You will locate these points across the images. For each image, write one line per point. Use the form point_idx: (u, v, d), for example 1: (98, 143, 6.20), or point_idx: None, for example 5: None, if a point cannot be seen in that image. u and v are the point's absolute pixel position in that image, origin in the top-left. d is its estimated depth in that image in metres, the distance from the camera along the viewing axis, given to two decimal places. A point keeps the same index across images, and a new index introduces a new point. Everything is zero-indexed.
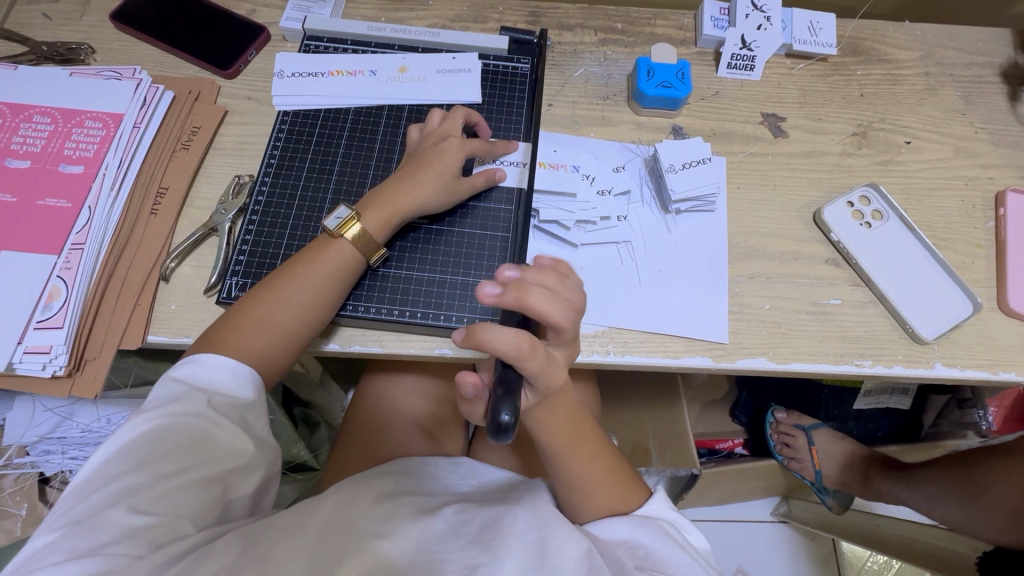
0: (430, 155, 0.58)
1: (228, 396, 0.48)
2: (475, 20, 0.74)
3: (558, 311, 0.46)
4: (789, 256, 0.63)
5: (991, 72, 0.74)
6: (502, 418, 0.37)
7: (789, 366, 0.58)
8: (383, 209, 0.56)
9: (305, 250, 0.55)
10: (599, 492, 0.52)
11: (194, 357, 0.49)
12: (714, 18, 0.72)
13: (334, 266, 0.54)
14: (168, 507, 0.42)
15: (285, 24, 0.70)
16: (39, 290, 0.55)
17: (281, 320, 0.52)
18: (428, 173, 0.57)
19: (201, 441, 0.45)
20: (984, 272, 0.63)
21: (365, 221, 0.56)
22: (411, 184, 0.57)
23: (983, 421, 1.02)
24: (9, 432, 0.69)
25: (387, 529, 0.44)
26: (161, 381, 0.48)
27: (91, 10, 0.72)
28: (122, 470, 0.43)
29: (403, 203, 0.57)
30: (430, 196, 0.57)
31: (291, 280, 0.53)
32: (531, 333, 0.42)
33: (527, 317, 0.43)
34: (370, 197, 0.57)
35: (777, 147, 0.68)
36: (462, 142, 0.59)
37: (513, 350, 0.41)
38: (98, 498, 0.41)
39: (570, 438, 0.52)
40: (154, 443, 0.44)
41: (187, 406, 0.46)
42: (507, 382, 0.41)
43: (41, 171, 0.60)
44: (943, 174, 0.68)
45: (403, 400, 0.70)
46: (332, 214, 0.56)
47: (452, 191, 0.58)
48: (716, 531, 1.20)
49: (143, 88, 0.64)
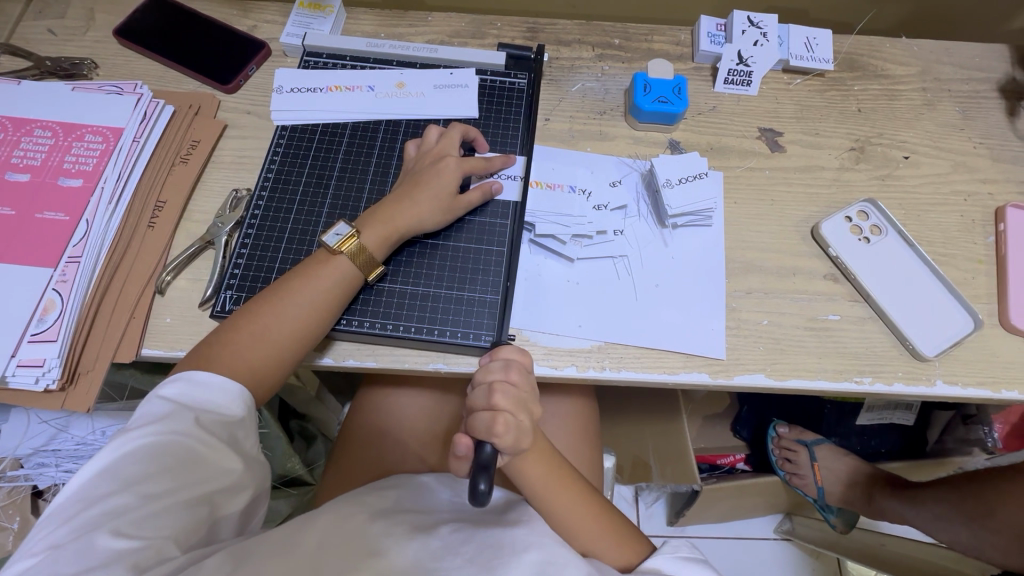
0: (427, 174, 0.59)
1: (215, 414, 0.48)
2: (474, 35, 0.75)
3: (534, 389, 0.50)
4: (787, 271, 0.62)
5: (988, 88, 0.74)
6: (479, 487, 0.43)
7: (787, 383, 0.57)
8: (381, 226, 0.56)
9: (301, 266, 0.55)
10: (591, 542, 0.51)
11: (182, 375, 0.49)
12: (711, 34, 0.73)
13: (333, 282, 0.54)
14: (153, 529, 0.42)
15: (286, 39, 0.71)
16: (34, 303, 0.55)
17: (277, 334, 0.52)
18: (425, 193, 0.58)
19: (188, 462, 0.45)
20: (985, 288, 0.62)
21: (365, 238, 0.56)
22: (410, 203, 0.57)
23: (988, 438, 0.99)
24: (3, 444, 0.69)
25: (384, 550, 0.43)
26: (148, 400, 0.47)
27: (96, 26, 0.73)
28: (105, 492, 0.42)
29: (401, 220, 0.57)
30: (427, 214, 0.58)
31: (289, 294, 0.53)
32: (512, 417, 0.46)
33: (508, 402, 0.47)
34: (369, 214, 0.58)
35: (775, 162, 0.68)
36: (459, 160, 0.59)
37: (493, 434, 0.45)
38: (81, 522, 0.40)
39: (554, 483, 0.52)
40: (138, 464, 0.44)
41: (174, 425, 0.45)
42: (493, 456, 0.45)
43: (41, 184, 0.60)
44: (942, 189, 0.67)
45: (399, 415, 0.69)
46: (332, 230, 0.56)
47: (449, 209, 0.59)
48: (718, 548, 1.18)
49: (143, 103, 0.65)
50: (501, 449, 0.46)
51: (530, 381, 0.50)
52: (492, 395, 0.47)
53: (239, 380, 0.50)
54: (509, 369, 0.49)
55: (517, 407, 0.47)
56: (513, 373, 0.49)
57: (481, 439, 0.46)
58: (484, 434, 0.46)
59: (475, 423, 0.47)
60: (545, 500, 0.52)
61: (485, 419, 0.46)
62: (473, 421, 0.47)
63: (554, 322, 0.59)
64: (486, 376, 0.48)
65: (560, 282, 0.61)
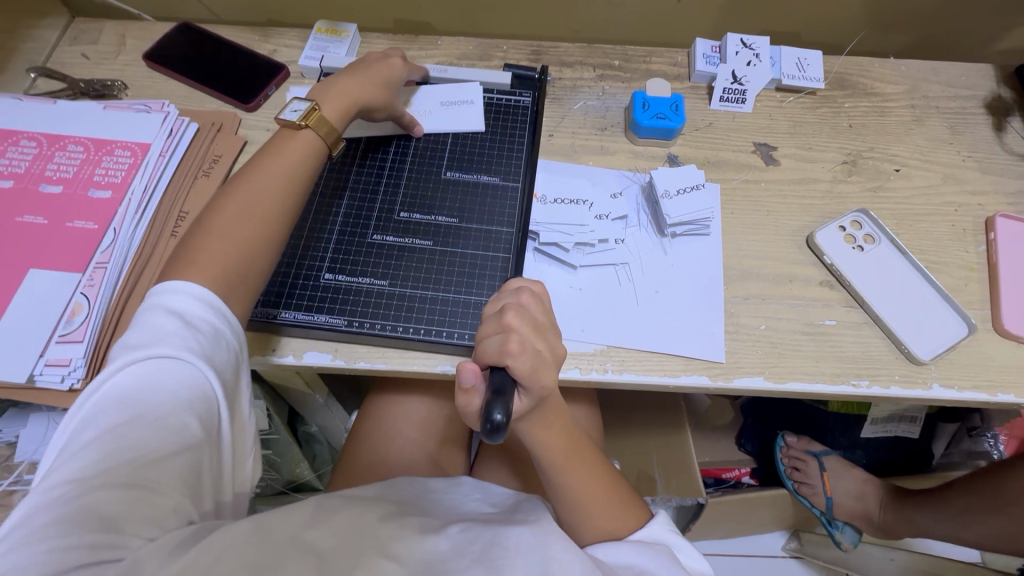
0: (375, 64, 0.66)
1: (214, 362, 0.46)
2: (480, 58, 0.79)
3: (553, 321, 0.48)
4: (784, 279, 0.64)
5: (975, 104, 0.77)
6: (495, 417, 0.38)
7: (786, 386, 0.59)
8: (337, 104, 0.61)
9: (266, 152, 0.57)
10: (588, 513, 0.53)
11: (178, 306, 0.47)
12: (706, 55, 0.76)
13: (293, 158, 0.57)
14: (160, 477, 0.40)
15: (304, 62, 0.76)
16: (63, 305, 0.58)
17: (247, 215, 0.53)
18: (373, 71, 0.65)
19: (190, 409, 0.43)
20: (978, 294, 0.64)
21: (324, 110, 0.60)
22: (359, 81, 0.63)
23: (993, 449, 1.02)
24: (23, 447, 0.70)
25: (395, 549, 0.44)
26: (145, 340, 0.45)
27: (126, 50, 0.78)
28: (110, 433, 0.41)
29: (357, 97, 0.62)
30: (375, 94, 0.64)
31: (256, 178, 0.55)
32: (526, 338, 0.44)
33: (523, 322, 0.45)
34: (321, 95, 0.62)
35: (769, 174, 0.71)
36: (403, 61, 0.68)
37: (507, 353, 0.42)
38: (88, 464, 0.39)
39: (566, 455, 0.52)
40: (142, 407, 0.42)
41: (178, 371, 0.44)
42: (507, 381, 0.42)
43: (72, 196, 0.63)
44: (932, 200, 0.70)
45: (406, 421, 0.70)
46: (289, 109, 0.60)
47: (393, 90, 0.66)
48: (725, 565, 1.18)
49: (170, 120, 0.69)
50: (517, 373, 0.42)
51: (546, 311, 0.48)
52: (504, 318, 0.45)
53: (210, 280, 0.49)
54: (520, 293, 0.48)
55: (532, 330, 0.45)
56: (525, 299, 0.48)
57: (495, 364, 0.43)
58: (497, 359, 0.43)
59: (485, 349, 0.44)
60: (556, 470, 0.52)
61: (497, 342, 0.43)
62: (486, 348, 0.44)
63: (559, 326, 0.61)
64: (499, 304, 0.48)
65: (564, 288, 0.63)
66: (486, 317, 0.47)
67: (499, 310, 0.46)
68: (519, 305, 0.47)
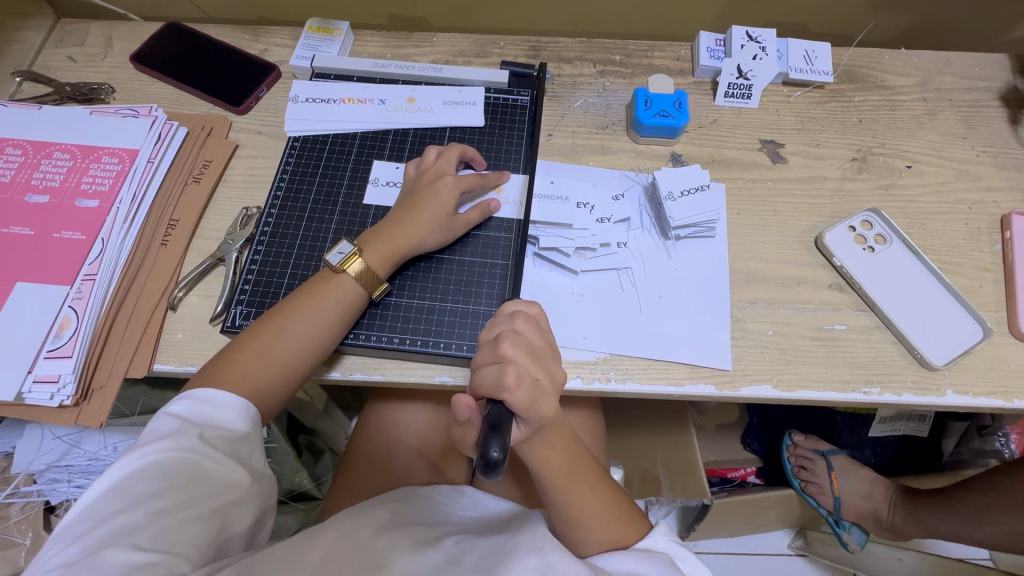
0: (426, 194, 0.60)
1: (220, 430, 0.47)
2: (477, 55, 0.77)
3: (550, 345, 0.47)
4: (791, 282, 0.62)
5: (989, 96, 0.74)
6: (492, 454, 0.37)
7: (794, 394, 0.57)
8: (384, 246, 0.57)
9: (307, 284, 0.56)
10: (591, 526, 0.51)
11: (188, 395, 0.49)
12: (711, 49, 0.74)
13: (333, 299, 0.55)
14: (166, 545, 0.40)
15: (295, 62, 0.73)
16: (51, 320, 0.56)
17: (281, 352, 0.52)
18: (425, 211, 0.58)
19: (195, 477, 0.44)
20: (993, 296, 0.62)
21: (371, 257, 0.56)
22: (410, 225, 0.58)
23: (1005, 449, 1.01)
24: (19, 459, 0.69)
25: (386, 561, 0.44)
26: (158, 417, 0.47)
27: (113, 52, 0.76)
28: (116, 510, 0.41)
29: (404, 243, 0.58)
30: (426, 235, 0.59)
31: (292, 312, 0.54)
32: (524, 369, 0.42)
33: (518, 351, 0.43)
34: (371, 234, 0.58)
35: (777, 173, 0.69)
36: (457, 178, 0.61)
37: (504, 387, 0.41)
38: (93, 539, 0.39)
39: (565, 472, 0.51)
40: (149, 480, 0.43)
41: (182, 441, 0.45)
42: (503, 416, 0.40)
43: (59, 206, 0.62)
44: (946, 198, 0.67)
45: (403, 429, 0.69)
46: (334, 250, 0.57)
47: (446, 225, 0.59)
48: (731, 564, 1.17)
49: (158, 125, 0.67)
50: (515, 406, 0.41)
51: (543, 335, 0.47)
52: (500, 347, 0.43)
53: (250, 406, 0.50)
54: (515, 318, 0.47)
55: (529, 358, 0.43)
56: (521, 325, 0.46)
57: (492, 397, 0.42)
58: (493, 391, 0.42)
59: (481, 380, 0.43)
60: (558, 489, 0.51)
61: (493, 373, 0.42)
62: (482, 380, 0.42)
63: (560, 334, 0.59)
64: (494, 331, 0.46)
65: (565, 294, 0.61)
66: (483, 341, 0.46)
67: (496, 336, 0.45)
68: (515, 331, 0.45)
